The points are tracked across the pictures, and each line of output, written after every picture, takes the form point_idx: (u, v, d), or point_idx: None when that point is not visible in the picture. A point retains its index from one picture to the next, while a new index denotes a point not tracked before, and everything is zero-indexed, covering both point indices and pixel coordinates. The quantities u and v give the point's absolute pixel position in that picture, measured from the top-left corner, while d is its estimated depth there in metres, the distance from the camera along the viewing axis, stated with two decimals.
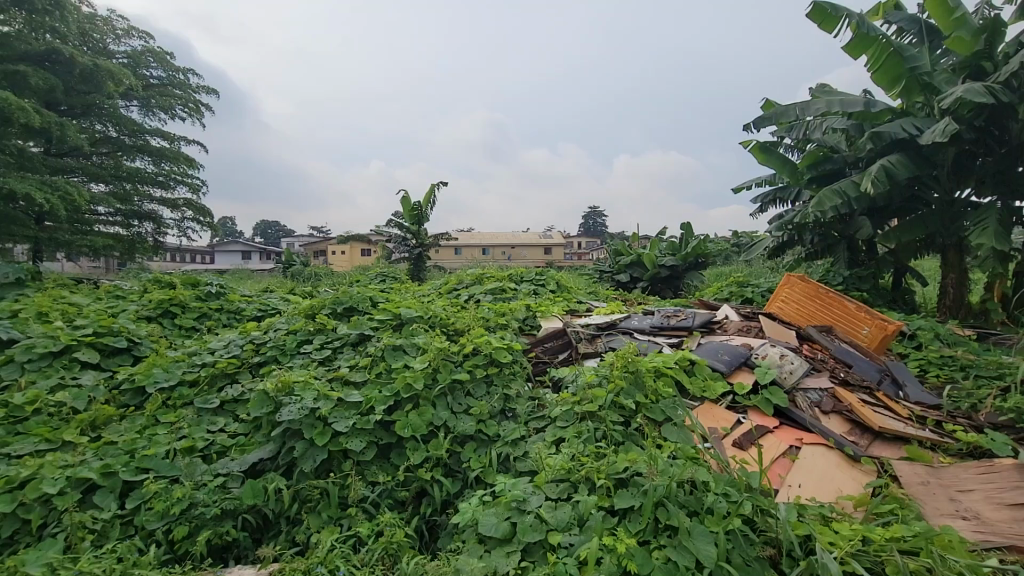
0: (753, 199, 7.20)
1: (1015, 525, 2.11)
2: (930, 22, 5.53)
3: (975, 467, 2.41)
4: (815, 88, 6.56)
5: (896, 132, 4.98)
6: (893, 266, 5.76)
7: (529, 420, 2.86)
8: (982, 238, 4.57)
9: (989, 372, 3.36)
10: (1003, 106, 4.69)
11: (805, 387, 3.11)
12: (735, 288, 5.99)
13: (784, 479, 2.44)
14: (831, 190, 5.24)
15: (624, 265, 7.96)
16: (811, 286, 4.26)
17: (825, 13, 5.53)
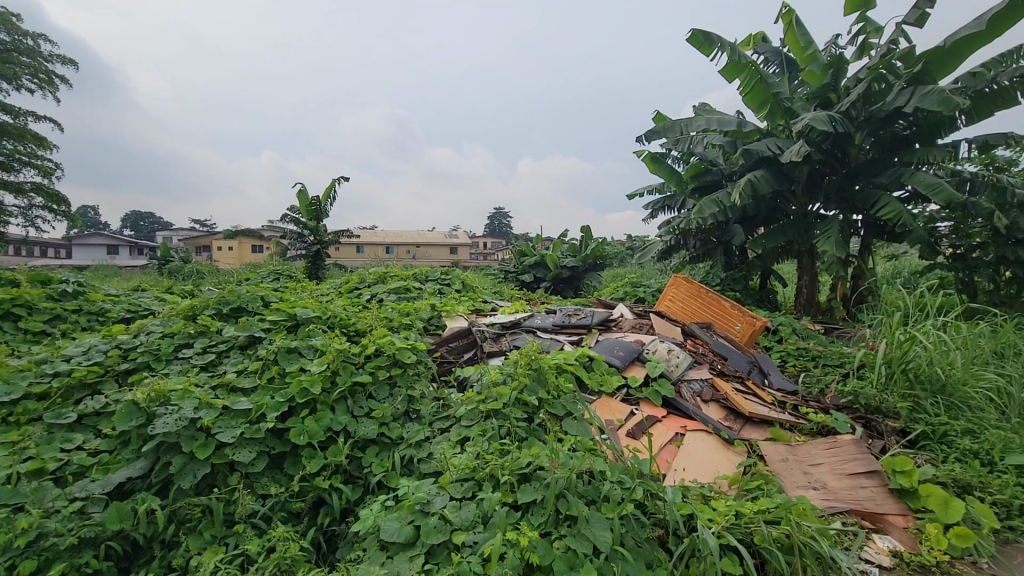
0: (646, 206, 7.73)
1: (853, 491, 2.48)
2: (789, 56, 6.30)
3: (823, 444, 2.79)
4: (698, 106, 7.20)
5: (763, 150, 5.62)
6: (760, 269, 6.50)
7: (433, 421, 2.84)
8: (830, 246, 5.29)
9: (834, 361, 3.91)
10: (845, 133, 5.48)
11: (689, 378, 3.41)
12: (629, 288, 6.40)
13: (671, 464, 2.65)
14: (710, 199, 5.79)
15: (528, 265, 8.17)
16: (695, 287, 4.67)
17: (703, 39, 6.09)
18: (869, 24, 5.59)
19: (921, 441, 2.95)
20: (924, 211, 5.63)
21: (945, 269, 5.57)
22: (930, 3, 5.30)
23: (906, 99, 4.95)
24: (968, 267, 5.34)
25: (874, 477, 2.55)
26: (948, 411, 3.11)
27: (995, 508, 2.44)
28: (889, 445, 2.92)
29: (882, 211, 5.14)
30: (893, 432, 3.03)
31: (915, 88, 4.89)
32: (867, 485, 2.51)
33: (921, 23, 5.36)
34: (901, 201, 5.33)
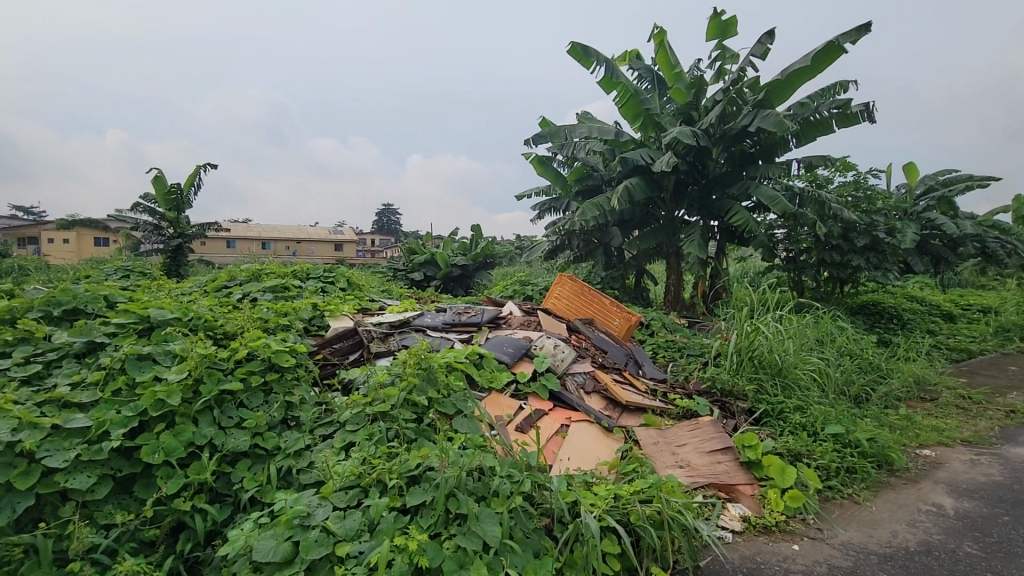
0: (534, 207, 7.99)
1: (711, 467, 2.78)
2: (659, 74, 6.89)
3: (688, 426, 3.09)
4: (581, 114, 7.61)
5: (638, 159, 6.10)
6: (635, 269, 7.04)
7: (314, 428, 2.67)
8: (694, 248, 5.89)
9: (696, 351, 4.36)
10: (705, 148, 6.12)
11: (573, 372, 3.58)
12: (518, 286, 6.56)
13: (557, 455, 2.77)
14: (592, 203, 6.16)
15: (418, 263, 8.03)
16: (579, 285, 4.92)
17: (583, 52, 6.44)
18: (724, 52, 6.32)
19: (764, 418, 3.40)
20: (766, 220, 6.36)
21: (780, 270, 6.54)
22: (770, 40, 6.12)
23: (752, 120, 5.68)
24: (797, 268, 6.39)
25: (728, 452, 2.89)
26: (784, 391, 3.63)
27: (818, 471, 2.89)
28: (739, 424, 3.32)
29: (735, 217, 5.84)
30: (742, 412, 3.45)
31: (758, 111, 5.65)
32: (722, 460, 2.83)
33: (763, 56, 6.18)
34: (749, 210, 6.10)
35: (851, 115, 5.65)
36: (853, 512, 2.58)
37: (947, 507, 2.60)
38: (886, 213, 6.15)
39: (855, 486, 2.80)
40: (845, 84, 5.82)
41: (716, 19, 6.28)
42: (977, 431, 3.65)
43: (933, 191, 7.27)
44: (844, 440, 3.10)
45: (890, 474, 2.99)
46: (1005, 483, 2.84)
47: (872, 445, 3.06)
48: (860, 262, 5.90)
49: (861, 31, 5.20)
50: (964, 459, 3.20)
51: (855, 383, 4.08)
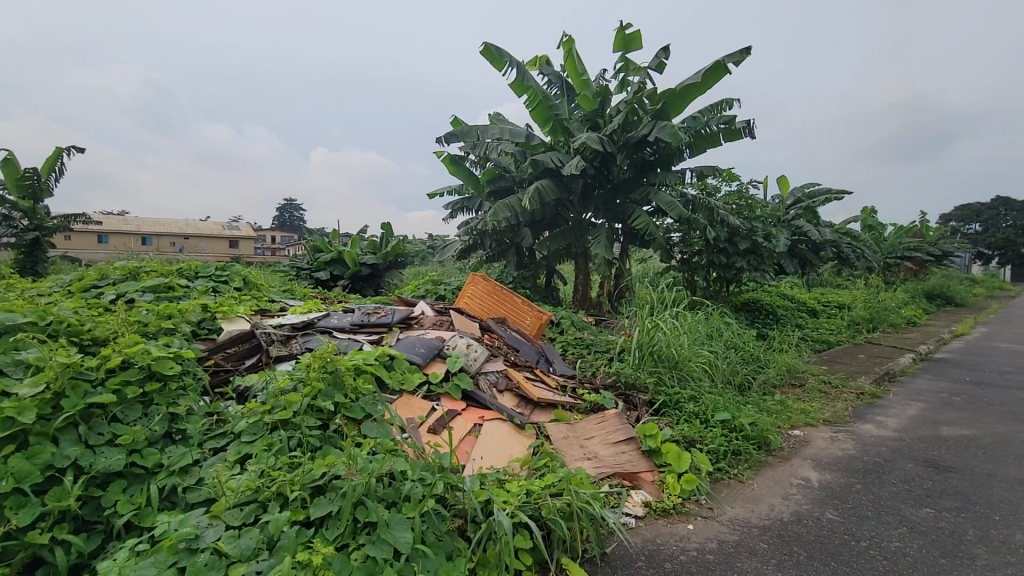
0: (446, 206, 7.91)
1: (616, 457, 2.93)
2: (567, 81, 7.14)
3: (595, 419, 3.23)
4: (492, 115, 7.68)
5: (548, 162, 6.28)
6: (546, 269, 7.22)
7: (204, 441, 2.44)
8: (600, 250, 6.17)
9: (602, 347, 4.57)
10: (609, 154, 6.44)
11: (486, 371, 3.59)
12: (430, 286, 6.47)
13: (470, 454, 2.77)
14: (503, 203, 6.25)
15: (323, 262, 7.63)
16: (491, 284, 4.95)
17: (495, 53, 6.49)
18: (626, 64, 6.68)
19: (662, 408, 3.64)
20: (664, 224, 6.83)
21: (676, 271, 7.05)
22: (666, 55, 6.57)
23: (651, 129, 6.07)
24: (691, 268, 6.93)
25: (631, 442, 3.06)
26: (679, 382, 3.92)
27: (709, 455, 3.15)
28: (641, 415, 3.53)
29: (637, 221, 6.21)
30: (644, 403, 3.68)
31: (658, 123, 6.03)
32: (626, 450, 2.99)
33: (660, 70, 6.62)
34: (649, 214, 6.51)
35: (735, 130, 6.23)
36: (739, 490, 2.85)
37: (813, 480, 2.95)
38: (763, 221, 6.86)
39: (740, 467, 3.09)
40: (730, 101, 6.41)
41: (619, 32, 6.63)
42: (836, 411, 4.20)
43: (801, 201, 8.24)
44: (730, 426, 3.41)
45: (768, 454, 3.34)
46: (857, 456, 3.29)
47: (753, 428, 3.40)
48: (743, 264, 6.53)
49: (743, 54, 5.74)
50: (826, 437, 3.66)
51: (739, 373, 4.50)
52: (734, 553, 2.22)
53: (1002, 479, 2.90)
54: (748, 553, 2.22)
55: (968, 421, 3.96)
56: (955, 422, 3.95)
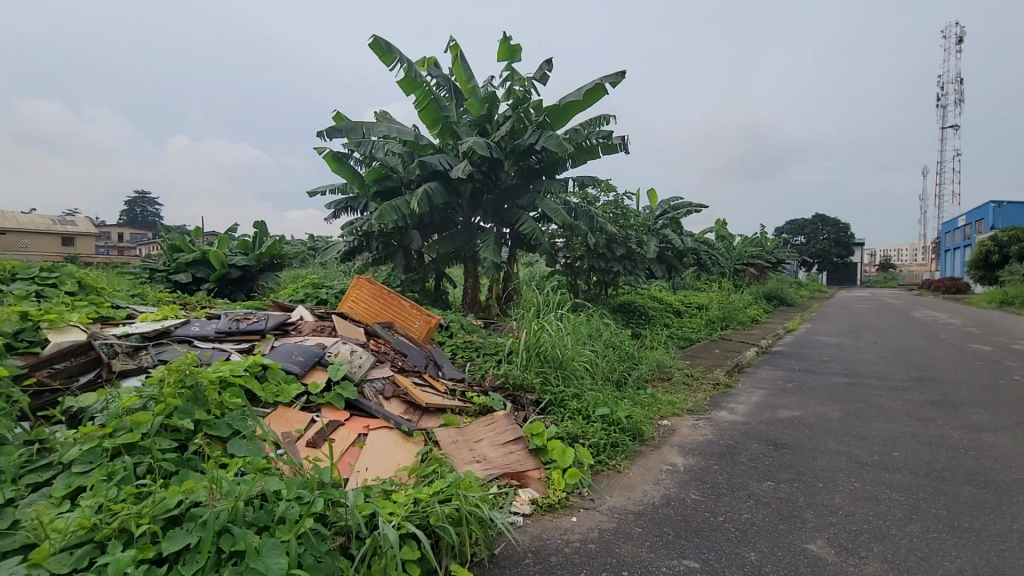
0: (328, 205, 7.48)
1: (504, 458, 2.97)
2: (455, 84, 7.15)
3: (484, 421, 3.25)
4: (378, 113, 7.44)
5: (436, 164, 6.24)
6: (435, 272, 7.14)
7: (21, 475, 2.03)
8: (489, 253, 6.25)
9: (491, 350, 4.63)
10: (497, 160, 6.56)
11: (371, 378, 3.44)
12: (310, 290, 6.05)
13: (353, 467, 2.63)
14: (390, 205, 6.08)
15: (183, 264, 6.80)
16: (377, 287, 4.77)
17: (383, 47, 6.29)
18: (512, 73, 6.86)
19: (548, 407, 3.78)
20: (549, 230, 7.11)
21: (560, 275, 7.38)
22: (549, 68, 6.87)
23: (537, 138, 6.30)
24: (573, 273, 7.29)
25: (519, 442, 3.13)
26: (564, 382, 4.10)
27: (590, 448, 3.33)
28: (528, 414, 3.62)
29: (523, 226, 6.38)
30: (531, 403, 3.78)
31: (543, 132, 6.28)
32: (514, 450, 3.05)
33: (544, 82, 6.90)
34: (535, 220, 6.73)
35: (611, 144, 6.70)
36: (617, 480, 3.04)
37: (679, 465, 3.25)
38: (636, 229, 7.46)
39: (618, 458, 3.31)
40: (607, 118, 6.87)
41: (505, 41, 6.79)
42: (697, 401, 4.68)
43: (667, 212, 9.11)
44: (609, 420, 3.64)
45: (642, 444, 3.61)
46: (714, 440, 3.70)
47: (628, 421, 3.66)
48: (619, 269, 7.03)
49: (618, 77, 6.19)
50: (690, 425, 4.06)
51: (617, 370, 4.84)
52: (613, 540, 2.36)
53: (824, 452, 3.43)
54: (625, 538, 2.38)
55: (798, 404, 4.65)
56: (788, 405, 4.61)
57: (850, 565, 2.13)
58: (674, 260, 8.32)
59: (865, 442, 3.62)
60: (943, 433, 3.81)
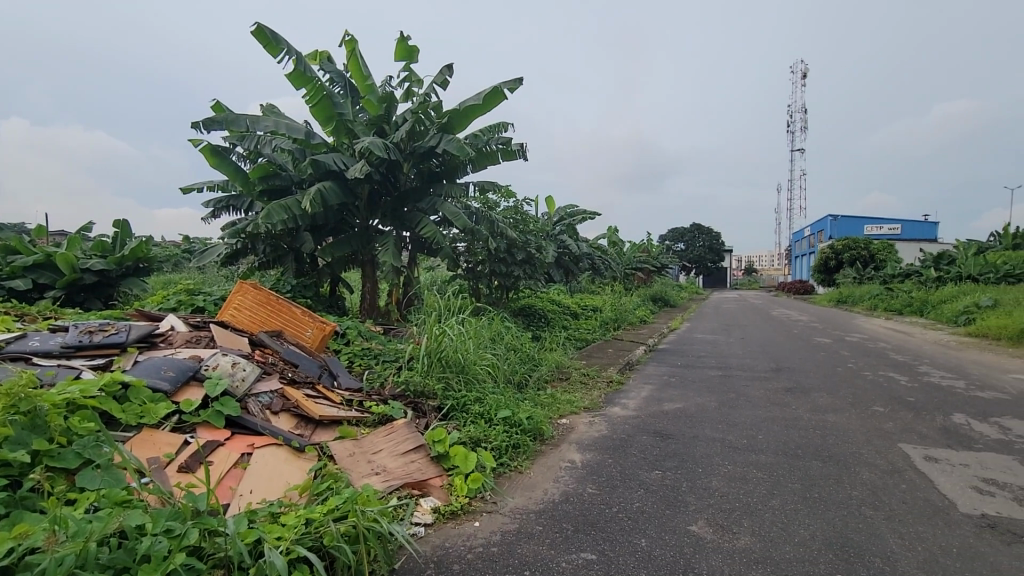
0: (206, 203, 6.79)
1: (405, 467, 2.89)
2: (350, 82, 6.88)
3: (383, 431, 3.13)
4: (264, 106, 6.92)
5: (329, 163, 5.93)
6: (329, 276, 6.75)
7: None
8: (388, 257, 6.06)
9: (391, 356, 4.48)
10: (396, 161, 6.41)
11: (257, 392, 3.16)
12: (184, 296, 5.43)
13: (235, 490, 2.40)
14: (279, 204, 5.67)
15: (19, 268, 5.77)
16: (263, 293, 4.40)
17: (270, 37, 5.86)
18: (411, 75, 6.74)
19: (450, 412, 3.74)
20: (450, 233, 7.07)
21: (462, 279, 7.37)
22: (450, 73, 6.85)
23: (437, 141, 6.24)
24: (475, 277, 7.33)
25: (420, 450, 3.06)
26: (465, 386, 4.09)
27: (492, 451, 3.35)
28: (430, 421, 3.56)
29: (424, 229, 6.26)
30: (432, 409, 3.72)
31: (442, 135, 6.24)
32: (415, 459, 2.98)
33: (444, 86, 6.86)
34: (436, 224, 6.65)
35: (511, 151, 6.83)
36: (518, 481, 3.09)
37: (577, 461, 3.38)
38: (535, 234, 7.68)
39: (519, 459, 3.36)
40: (505, 125, 6.99)
41: (403, 42, 6.66)
42: (593, 399, 4.91)
43: (564, 219, 9.49)
44: (511, 422, 3.69)
45: (542, 443, 3.71)
46: (608, 435, 3.90)
47: (529, 421, 3.74)
48: (519, 273, 7.19)
49: (516, 83, 6.33)
50: (586, 422, 4.25)
51: (518, 372, 4.93)
52: (515, 540, 2.39)
53: (702, 439, 3.77)
54: (526, 538, 2.42)
55: (681, 396, 5.07)
56: (673, 398, 5.00)
57: (725, 540, 2.36)
58: (571, 264, 8.68)
59: (736, 428, 4.04)
60: (797, 416, 4.36)
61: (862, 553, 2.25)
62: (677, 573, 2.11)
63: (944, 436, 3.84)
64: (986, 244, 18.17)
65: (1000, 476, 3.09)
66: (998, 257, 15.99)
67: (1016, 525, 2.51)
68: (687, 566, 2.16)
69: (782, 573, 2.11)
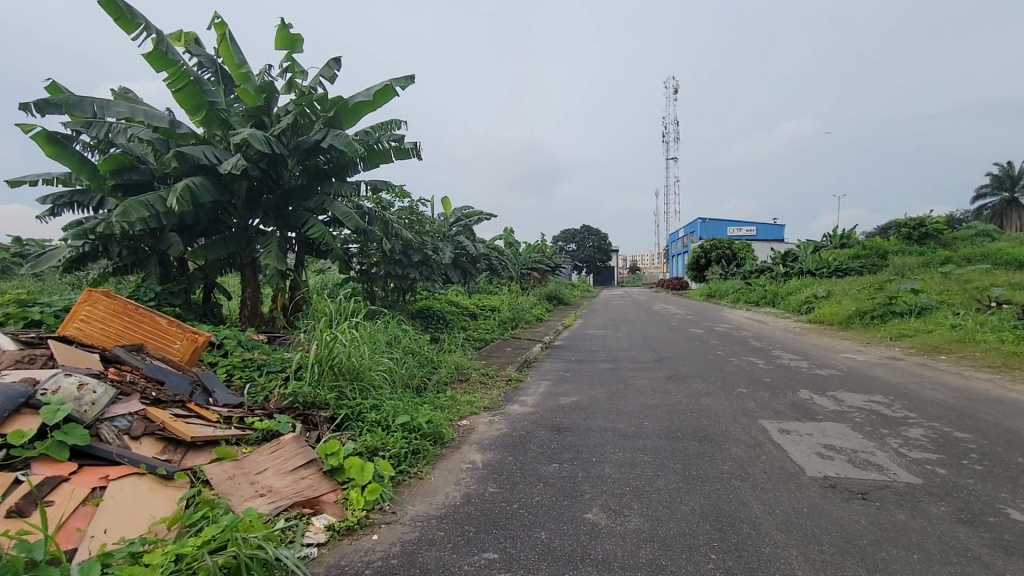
0: (41, 199, 5.78)
1: (294, 485, 2.69)
2: (223, 68, 6.28)
3: (268, 448, 2.89)
4: (116, 89, 6.07)
5: (200, 157, 5.35)
6: (202, 281, 6.07)
7: None
8: (271, 259, 5.60)
9: (276, 367, 4.15)
10: (277, 156, 5.95)
11: (111, 416, 2.74)
12: (12, 308, 4.56)
13: (84, 531, 2.07)
14: (137, 201, 5.00)
15: None
16: (118, 302, 3.84)
17: (122, 11, 5.15)
18: (294, 65, 6.31)
19: (344, 422, 3.55)
20: (340, 234, 6.72)
21: (355, 281, 7.05)
22: (338, 67, 6.52)
23: (323, 137, 5.89)
24: (369, 280, 7.05)
25: (312, 465, 2.87)
26: (360, 393, 3.91)
27: (390, 459, 3.23)
28: (322, 434, 3.35)
29: (310, 229, 5.85)
30: (324, 421, 3.51)
31: (329, 130, 5.90)
32: (306, 475, 2.78)
33: (332, 80, 6.51)
34: (324, 224, 6.28)
35: (404, 150, 6.66)
36: (419, 487, 3.01)
37: (478, 461, 3.39)
38: (432, 235, 7.56)
39: (419, 465, 3.29)
40: (398, 123, 6.81)
41: (284, 29, 6.21)
42: (492, 398, 4.96)
43: (460, 220, 9.47)
44: (410, 428, 3.60)
45: (442, 447, 3.66)
46: (507, 433, 3.96)
47: (429, 426, 3.68)
48: (415, 275, 7.04)
49: (408, 80, 6.20)
50: (486, 422, 4.27)
51: (416, 376, 4.82)
52: (417, 549, 2.33)
53: (596, 430, 3.96)
54: (428, 545, 2.37)
55: (575, 390, 5.30)
56: (568, 393, 5.22)
57: (618, 524, 2.50)
58: (468, 265, 8.69)
59: (626, 416, 4.30)
60: (677, 401, 4.77)
61: (734, 521, 2.51)
62: (575, 560, 2.20)
63: (794, 411, 4.42)
64: (821, 244, 21.31)
65: (837, 442, 3.63)
66: (829, 254, 18.84)
67: (850, 482, 2.95)
68: (585, 552, 2.26)
69: (669, 548, 2.29)
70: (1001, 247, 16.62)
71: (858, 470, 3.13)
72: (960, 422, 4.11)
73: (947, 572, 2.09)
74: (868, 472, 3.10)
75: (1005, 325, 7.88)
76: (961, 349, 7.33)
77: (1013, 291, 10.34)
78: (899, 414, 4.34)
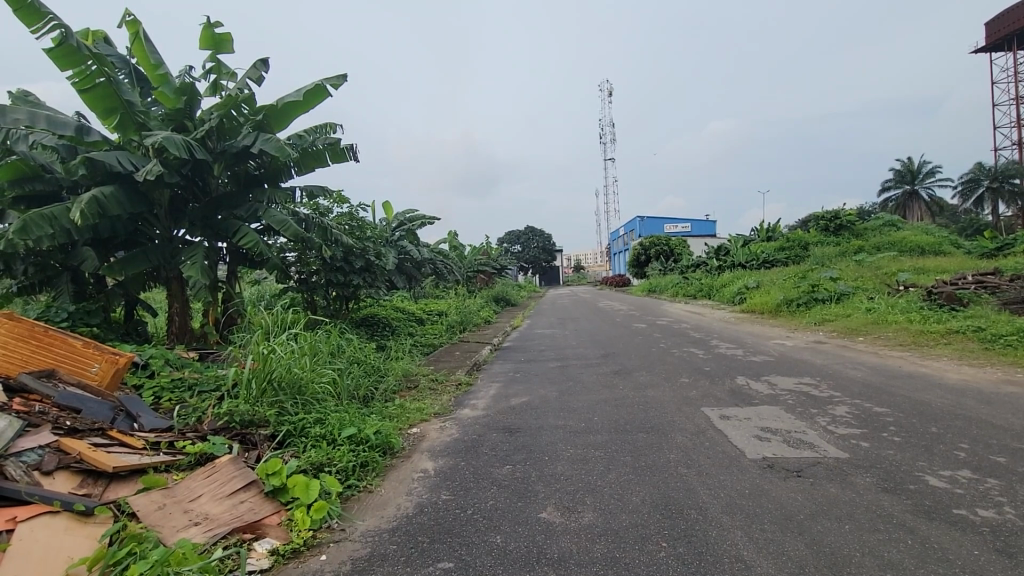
0: None
1: (232, 511, 2.52)
2: (139, 70, 5.89)
3: (202, 473, 2.71)
4: (15, 92, 5.54)
5: (111, 163, 4.92)
6: (122, 298, 5.61)
7: None
8: (198, 271, 5.23)
9: (210, 386, 3.90)
10: (201, 163, 5.61)
11: (18, 450, 2.49)
12: None
13: None
14: (38, 214, 4.55)
15: None
16: (23, 324, 3.49)
17: (24, 2, 4.68)
18: (219, 66, 5.97)
19: (286, 439, 3.39)
20: (276, 242, 6.43)
21: (295, 291, 6.76)
22: (265, 68, 6.23)
23: (253, 140, 5.61)
24: (309, 288, 6.76)
25: (252, 487, 2.71)
26: (303, 408, 3.75)
27: (337, 475, 3.10)
28: (262, 453, 3.17)
29: (241, 238, 5.53)
30: (264, 439, 3.32)
31: (258, 134, 5.64)
32: (245, 498, 2.62)
33: (258, 82, 6.20)
34: (257, 232, 5.96)
35: (339, 152, 6.44)
36: (369, 501, 2.91)
37: (430, 470, 3.31)
38: (374, 241, 7.36)
39: (369, 478, 3.18)
40: (333, 126, 6.59)
41: (208, 29, 5.86)
42: (442, 404, 4.88)
43: (402, 224, 9.29)
44: (357, 440, 3.47)
45: (392, 457, 3.56)
46: (459, 438, 3.90)
47: (377, 436, 3.56)
48: (358, 282, 6.81)
49: (339, 80, 6.01)
50: (437, 428, 4.20)
51: (362, 387, 4.67)
52: (367, 566, 2.24)
53: (547, 429, 3.98)
54: (380, 560, 2.28)
55: (525, 390, 5.33)
56: (518, 393, 5.23)
57: (572, 521, 2.52)
58: (413, 269, 8.52)
59: (575, 413, 4.36)
60: (624, 395, 4.89)
61: (682, 507, 2.60)
62: (530, 562, 2.19)
63: (733, 397, 4.65)
64: (749, 238, 22.60)
65: (772, 424, 3.83)
66: (758, 247, 20.02)
67: (787, 462, 3.12)
68: (541, 552, 2.26)
69: (621, 539, 2.33)
70: (906, 236, 18.24)
71: (792, 449, 3.32)
72: (879, 398, 4.46)
73: (876, 539, 2.25)
74: (802, 450, 3.30)
75: (913, 306, 8.66)
76: (876, 330, 7.96)
77: (917, 275, 11.39)
78: (826, 394, 4.65)
